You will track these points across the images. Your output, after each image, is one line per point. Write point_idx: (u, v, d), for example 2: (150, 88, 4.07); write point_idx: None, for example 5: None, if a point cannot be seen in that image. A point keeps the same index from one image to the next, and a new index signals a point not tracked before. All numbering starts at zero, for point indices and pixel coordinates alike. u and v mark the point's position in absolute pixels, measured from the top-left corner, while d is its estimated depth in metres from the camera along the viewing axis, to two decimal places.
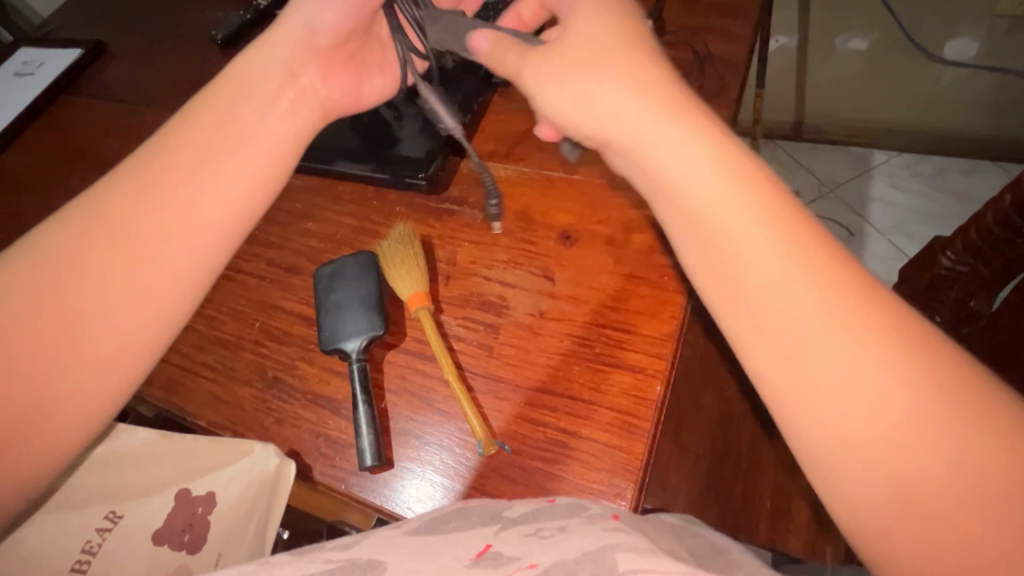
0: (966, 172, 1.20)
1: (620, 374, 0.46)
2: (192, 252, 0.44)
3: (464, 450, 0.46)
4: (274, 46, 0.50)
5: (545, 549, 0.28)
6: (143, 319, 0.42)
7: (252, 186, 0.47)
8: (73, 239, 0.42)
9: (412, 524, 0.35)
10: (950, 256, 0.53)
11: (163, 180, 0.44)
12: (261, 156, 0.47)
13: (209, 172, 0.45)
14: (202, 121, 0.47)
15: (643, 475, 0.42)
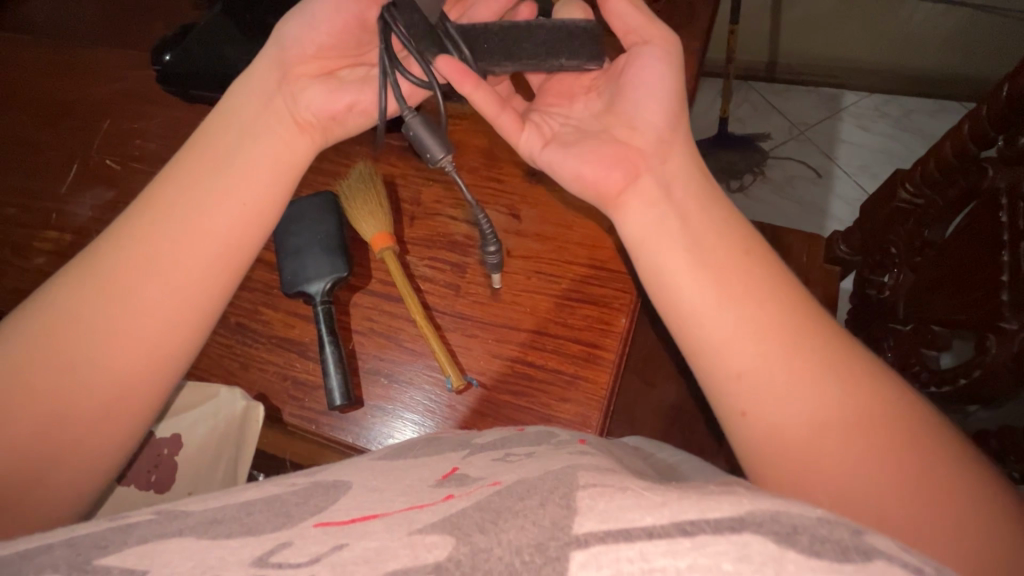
0: (931, 112, 1.22)
1: (586, 309, 0.46)
2: (192, 285, 0.41)
3: (434, 387, 0.46)
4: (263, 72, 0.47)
5: (506, 469, 0.29)
6: (146, 362, 0.40)
7: (253, 216, 0.44)
8: (78, 293, 0.39)
9: (382, 453, 0.37)
10: (909, 189, 0.55)
11: (160, 220, 0.42)
12: (247, 178, 0.44)
13: (200, 199, 0.42)
14: (200, 153, 0.44)
15: (608, 404, 0.44)
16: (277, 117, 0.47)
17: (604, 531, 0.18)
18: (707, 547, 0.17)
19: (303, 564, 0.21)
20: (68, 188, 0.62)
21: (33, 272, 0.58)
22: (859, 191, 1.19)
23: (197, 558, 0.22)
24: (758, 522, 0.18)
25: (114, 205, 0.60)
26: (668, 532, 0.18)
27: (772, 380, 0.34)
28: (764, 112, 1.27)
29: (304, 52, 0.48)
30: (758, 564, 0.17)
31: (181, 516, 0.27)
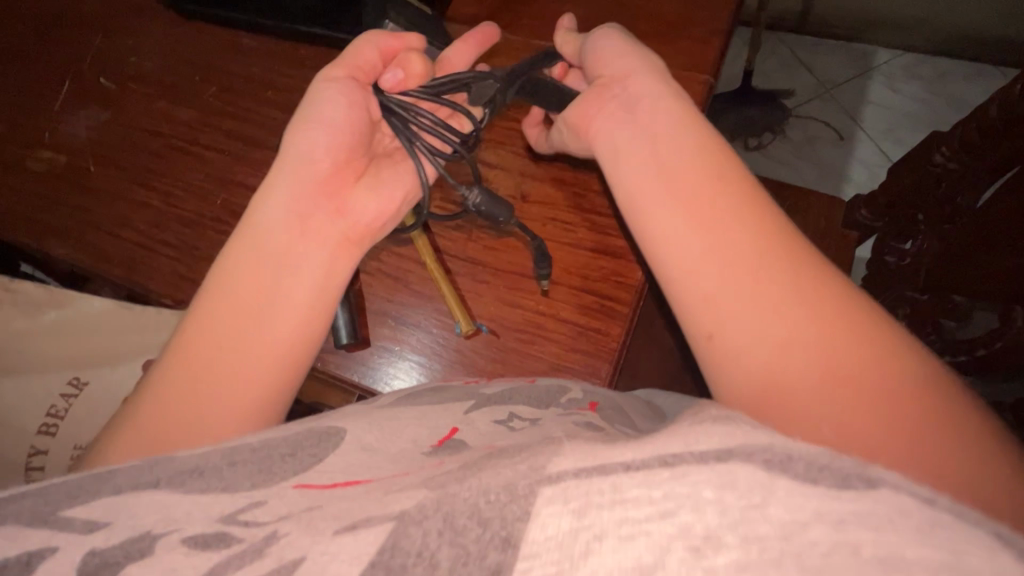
0: (966, 76, 1.15)
1: (598, 260, 0.45)
2: (274, 390, 0.36)
3: (442, 330, 0.46)
4: (279, 171, 0.40)
5: (507, 437, 0.28)
6: (270, 400, 0.36)
7: (311, 320, 0.38)
8: (202, 347, 0.36)
9: (385, 400, 0.37)
10: (943, 154, 0.53)
11: (224, 337, 0.36)
12: (340, 221, 0.41)
13: (301, 240, 0.39)
14: (286, 199, 0.39)
15: (619, 357, 0.43)
16: (354, 174, 0.42)
17: (577, 469, 0.19)
18: (683, 478, 0.18)
19: (267, 523, 0.22)
20: (61, 106, 0.59)
21: (27, 193, 0.56)
22: (881, 155, 1.15)
23: (169, 515, 0.23)
24: (747, 449, 0.18)
25: (110, 126, 0.57)
26: (646, 464, 0.19)
27: (763, 296, 0.31)
28: (790, 66, 1.21)
29: (329, 157, 0.41)
30: (742, 490, 0.17)
31: (165, 461, 0.27)
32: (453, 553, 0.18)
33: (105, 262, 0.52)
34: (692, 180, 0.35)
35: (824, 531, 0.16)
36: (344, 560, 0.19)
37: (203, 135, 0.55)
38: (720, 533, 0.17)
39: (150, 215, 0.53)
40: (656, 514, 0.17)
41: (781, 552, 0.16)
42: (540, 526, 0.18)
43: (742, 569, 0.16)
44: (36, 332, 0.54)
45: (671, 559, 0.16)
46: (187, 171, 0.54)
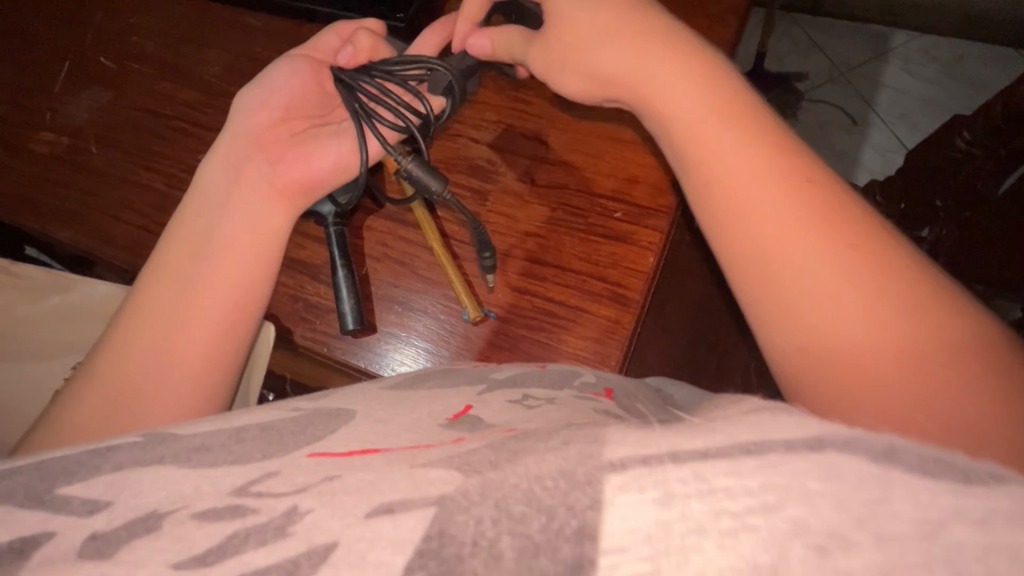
0: (986, 59, 1.12)
1: (607, 245, 0.44)
2: (222, 322, 0.40)
3: (449, 317, 0.45)
4: (222, 137, 0.46)
5: (523, 417, 0.28)
6: (217, 325, 0.40)
7: (253, 260, 0.42)
8: (154, 281, 0.40)
9: (395, 381, 0.37)
10: (965, 138, 0.50)
11: (175, 275, 0.40)
12: (227, 176, 0.44)
13: (224, 192, 0.43)
14: (212, 164, 0.45)
15: (628, 344, 0.43)
16: (241, 130, 0.45)
17: (643, 455, 0.18)
18: (780, 466, 0.16)
19: (287, 494, 0.21)
20: (62, 86, 0.58)
21: (30, 176, 0.55)
22: (895, 141, 1.13)
23: (173, 492, 0.23)
24: (844, 442, 0.17)
25: (112, 107, 0.56)
26: (725, 452, 0.17)
27: (814, 281, 0.29)
28: (804, 48, 1.18)
29: (269, 116, 0.46)
30: (855, 484, 0.16)
31: (174, 440, 0.27)
32: (518, 543, 0.17)
33: (108, 246, 0.52)
34: (728, 163, 0.33)
35: (967, 531, 0.15)
36: (385, 547, 0.18)
37: (205, 116, 0.54)
38: (847, 531, 0.15)
39: (154, 197, 0.53)
40: (760, 508, 0.16)
41: (929, 555, 0.14)
42: (620, 518, 0.16)
43: (884, 573, 0.14)
44: (40, 316, 0.54)
45: (793, 562, 0.15)
46: (190, 154, 0.53)
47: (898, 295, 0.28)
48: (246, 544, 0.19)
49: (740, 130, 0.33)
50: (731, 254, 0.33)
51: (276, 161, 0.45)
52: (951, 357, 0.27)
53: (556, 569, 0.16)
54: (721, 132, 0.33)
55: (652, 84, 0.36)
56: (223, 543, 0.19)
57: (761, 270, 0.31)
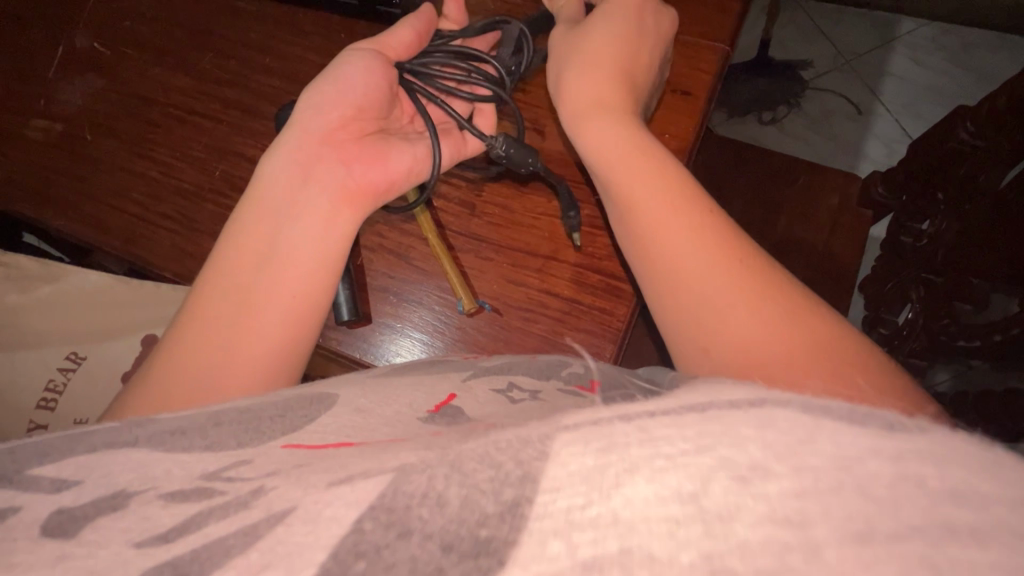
0: (996, 47, 1.10)
1: (603, 237, 0.44)
2: (287, 328, 0.38)
3: (444, 308, 0.45)
4: (291, 128, 0.43)
5: (505, 410, 0.28)
6: (288, 329, 0.38)
7: (317, 266, 0.40)
8: (225, 278, 0.38)
9: (383, 369, 0.38)
10: (969, 129, 0.52)
11: (240, 280, 0.38)
12: (300, 166, 0.41)
13: (299, 186, 0.41)
14: (283, 155, 0.42)
15: (624, 336, 0.43)
16: (313, 123, 0.43)
17: (595, 418, 0.19)
18: (717, 419, 0.18)
19: (257, 477, 0.22)
20: (55, 72, 0.57)
21: (24, 162, 0.55)
22: (899, 130, 1.11)
23: (143, 475, 0.24)
24: (780, 399, 0.18)
25: (105, 94, 0.56)
26: (673, 412, 0.18)
27: (704, 280, 0.31)
28: (810, 36, 1.16)
29: (342, 111, 0.43)
30: (784, 428, 0.17)
31: (144, 424, 0.28)
32: (463, 493, 0.18)
33: (102, 234, 0.52)
34: (637, 168, 0.36)
35: (882, 464, 0.16)
36: (340, 506, 0.19)
37: (199, 103, 0.54)
38: (768, 462, 0.16)
39: (148, 185, 0.52)
40: (693, 449, 0.17)
41: (839, 480, 0.15)
42: (561, 463, 0.17)
43: (797, 495, 0.15)
44: (34, 305, 0.54)
45: (715, 488, 0.16)
46: (184, 141, 0.53)
47: (778, 299, 0.30)
48: (206, 522, 0.20)
49: (646, 151, 0.36)
50: (647, 274, 0.34)
51: (347, 162, 0.42)
52: (823, 352, 0.27)
53: (495, 507, 0.17)
54: (640, 156, 0.36)
55: (593, 118, 0.39)
56: (188, 521, 0.20)
57: (673, 283, 0.32)
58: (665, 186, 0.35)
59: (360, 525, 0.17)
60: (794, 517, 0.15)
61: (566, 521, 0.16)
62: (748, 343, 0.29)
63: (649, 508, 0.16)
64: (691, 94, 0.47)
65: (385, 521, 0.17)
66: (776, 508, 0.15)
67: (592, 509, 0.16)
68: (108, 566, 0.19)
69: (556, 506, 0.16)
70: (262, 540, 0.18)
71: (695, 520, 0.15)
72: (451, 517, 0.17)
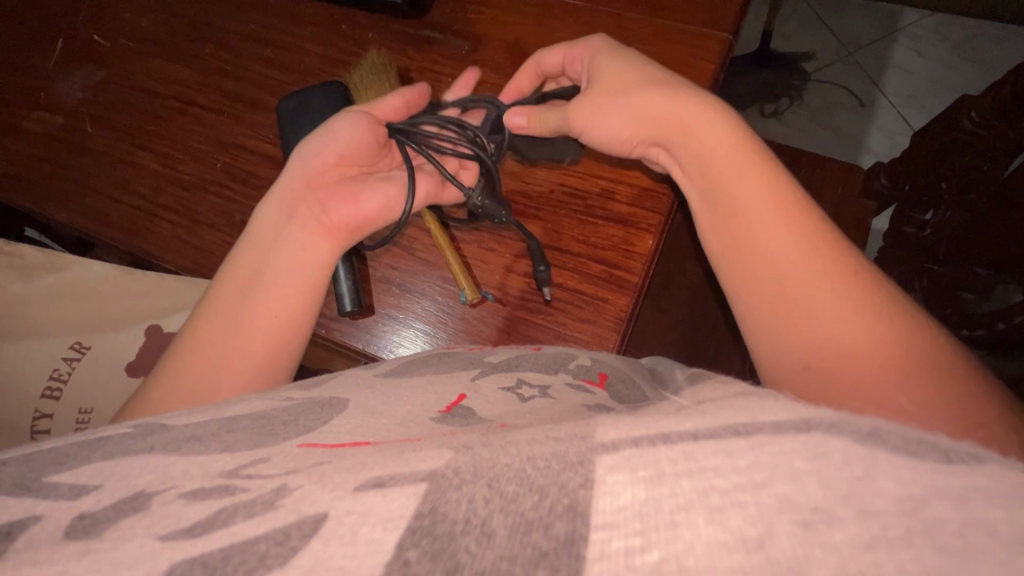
0: (999, 38, 1.09)
1: (607, 228, 0.44)
2: (262, 362, 0.39)
3: (447, 299, 0.45)
4: (280, 177, 0.44)
5: (514, 412, 0.28)
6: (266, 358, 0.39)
7: (292, 302, 0.40)
8: (213, 310, 0.40)
9: (389, 367, 0.38)
10: (972, 118, 0.51)
11: (221, 311, 0.40)
12: (285, 208, 0.42)
13: (284, 225, 0.42)
14: (272, 197, 0.43)
15: (626, 326, 0.43)
16: (300, 166, 0.43)
17: (635, 438, 0.19)
18: (767, 447, 0.17)
19: (279, 475, 0.23)
20: (55, 64, 0.57)
21: (25, 155, 0.55)
22: (902, 122, 1.11)
23: (162, 475, 0.24)
24: (829, 422, 0.18)
25: (106, 85, 0.56)
26: (716, 434, 0.18)
27: (807, 300, 0.31)
28: (812, 27, 1.16)
29: (327, 160, 0.44)
30: (838, 463, 0.16)
31: (157, 432, 0.28)
32: (510, 523, 0.17)
33: (104, 226, 0.52)
34: (736, 180, 0.35)
35: (948, 506, 0.14)
36: (378, 522, 0.18)
37: (200, 95, 0.53)
38: (833, 507, 0.15)
39: (150, 178, 0.52)
40: (747, 485, 0.16)
41: (908, 528, 0.14)
42: (611, 496, 0.17)
43: (867, 547, 0.14)
44: (37, 296, 0.54)
45: (779, 534, 0.15)
46: (185, 133, 0.53)
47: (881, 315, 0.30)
48: (235, 517, 0.20)
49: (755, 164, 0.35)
50: (744, 265, 0.34)
51: (328, 205, 0.43)
52: (914, 369, 0.28)
53: (549, 544, 0.16)
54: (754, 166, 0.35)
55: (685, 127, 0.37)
56: (211, 517, 0.20)
57: (777, 293, 0.33)
58: (778, 199, 0.34)
59: (405, 556, 0.16)
60: (868, 569, 0.13)
61: (624, 565, 0.15)
62: (853, 353, 0.29)
63: (714, 554, 0.15)
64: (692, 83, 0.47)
65: (429, 550, 0.17)
66: (847, 560, 0.14)
67: (653, 553, 0.15)
68: (132, 557, 0.18)
69: (612, 547, 0.16)
70: (298, 557, 0.17)
71: (765, 569, 0.14)
72: (502, 553, 0.16)
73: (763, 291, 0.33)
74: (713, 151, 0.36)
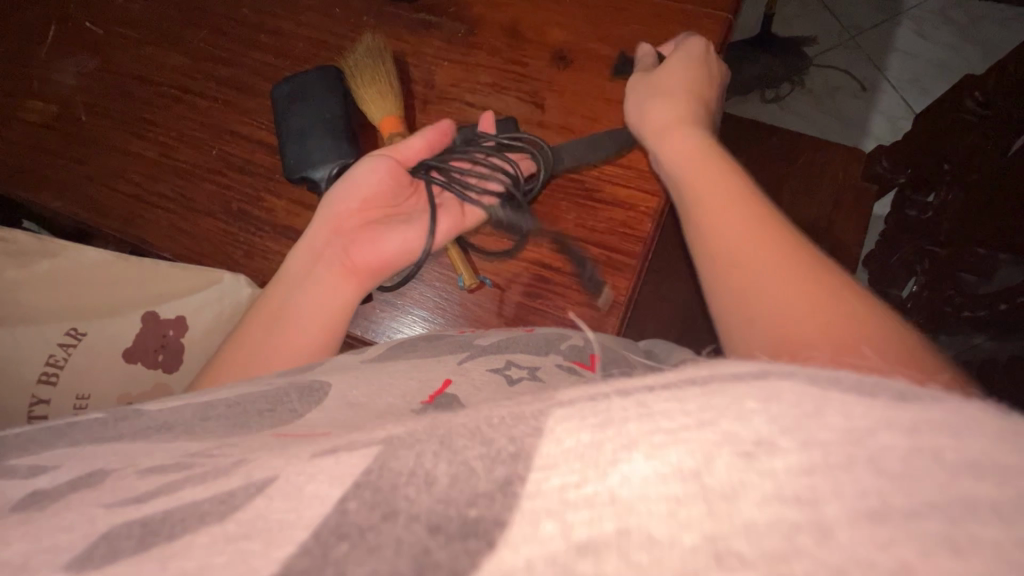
0: (1004, 20, 1.08)
1: (605, 211, 0.44)
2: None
3: (445, 285, 0.45)
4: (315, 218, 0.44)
5: (504, 389, 0.28)
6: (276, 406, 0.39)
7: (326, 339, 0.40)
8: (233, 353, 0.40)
9: (377, 351, 0.38)
10: (977, 99, 0.51)
11: (252, 347, 0.40)
12: (311, 255, 0.42)
13: (307, 273, 0.42)
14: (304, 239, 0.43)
15: (625, 310, 0.43)
16: (330, 209, 0.43)
17: (592, 394, 0.19)
18: (720, 392, 0.17)
19: (245, 448, 0.24)
20: (47, 52, 0.57)
21: (18, 144, 0.55)
22: (905, 107, 1.09)
23: (118, 457, 0.26)
24: (785, 372, 0.18)
25: (98, 73, 0.55)
26: (673, 385, 0.18)
27: (742, 268, 0.30)
28: (814, 11, 1.14)
29: (354, 207, 0.43)
30: (791, 403, 0.16)
31: (132, 417, 0.30)
32: (453, 470, 0.18)
33: (101, 217, 0.51)
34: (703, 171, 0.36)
35: (895, 435, 0.15)
36: (322, 480, 0.19)
37: (192, 82, 0.53)
38: (774, 437, 0.16)
39: (143, 166, 0.52)
40: (692, 425, 0.16)
41: (850, 455, 0.15)
42: (556, 440, 0.17)
43: (806, 472, 0.15)
44: (28, 283, 0.54)
45: (719, 464, 0.15)
46: (178, 120, 0.52)
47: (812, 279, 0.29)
48: (185, 484, 0.21)
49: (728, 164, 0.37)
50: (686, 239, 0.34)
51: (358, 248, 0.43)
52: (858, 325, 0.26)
53: (488, 485, 0.17)
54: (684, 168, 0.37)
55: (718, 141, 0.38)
56: (161, 487, 0.22)
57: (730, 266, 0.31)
58: (718, 185, 0.35)
59: (345, 506, 0.18)
60: (805, 493, 0.15)
61: (559, 500, 0.16)
62: (823, 333, 0.25)
63: (648, 487, 0.15)
64: None
65: (369, 500, 0.18)
66: (783, 486, 0.15)
67: (587, 487, 0.16)
68: (81, 523, 0.20)
69: (547, 486, 0.16)
70: (239, 512, 0.19)
71: (697, 497, 0.15)
72: (439, 496, 0.17)
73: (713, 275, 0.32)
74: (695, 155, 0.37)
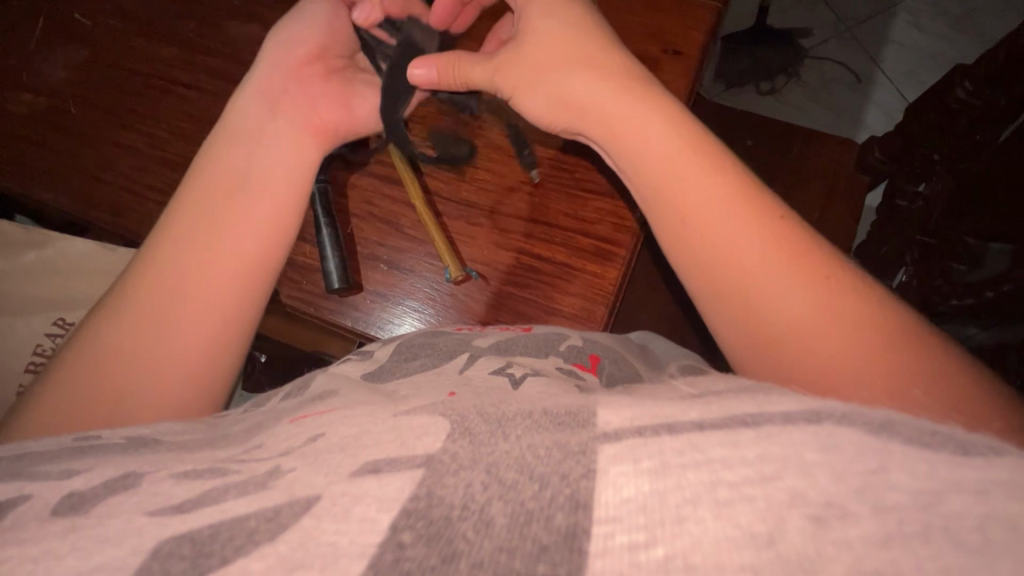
0: (998, 13, 1.08)
1: (596, 202, 0.44)
2: (249, 264, 0.36)
3: (433, 276, 0.46)
4: (259, 62, 0.41)
5: (508, 390, 0.28)
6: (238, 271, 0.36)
7: (286, 203, 0.38)
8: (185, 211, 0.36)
9: (381, 354, 0.38)
10: (966, 88, 0.52)
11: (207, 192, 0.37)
12: (263, 98, 0.40)
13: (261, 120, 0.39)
14: (253, 87, 0.40)
15: (615, 300, 0.43)
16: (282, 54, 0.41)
17: (638, 428, 0.19)
18: (775, 438, 0.17)
19: (270, 458, 0.24)
20: (37, 43, 0.56)
21: (8, 136, 0.54)
22: (900, 99, 1.09)
23: (151, 460, 0.25)
24: (839, 416, 0.18)
25: (89, 65, 0.55)
26: (723, 425, 0.19)
27: (774, 300, 0.29)
28: (810, 3, 1.14)
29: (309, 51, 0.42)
30: (851, 455, 0.16)
31: (151, 443, 0.28)
32: (510, 512, 0.17)
33: (92, 209, 0.51)
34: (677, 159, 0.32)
35: (968, 501, 0.15)
36: (371, 504, 0.18)
37: (184, 74, 0.53)
38: (846, 502, 0.15)
39: (135, 158, 0.52)
40: (757, 478, 0.16)
41: (925, 523, 0.14)
42: (615, 487, 0.17)
43: (883, 544, 0.14)
44: (18, 272, 0.54)
45: (791, 532, 0.15)
46: (171, 113, 0.52)
47: (839, 300, 0.28)
48: (226, 495, 0.21)
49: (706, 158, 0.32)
50: (693, 264, 0.32)
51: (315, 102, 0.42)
52: (886, 338, 0.27)
53: (550, 537, 0.16)
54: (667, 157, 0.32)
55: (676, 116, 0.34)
56: (201, 496, 0.21)
57: (731, 284, 0.30)
58: (717, 188, 0.31)
59: (400, 539, 0.16)
60: (886, 567, 0.13)
61: (628, 561, 0.15)
62: (860, 367, 0.26)
63: (721, 552, 0.15)
64: (682, 53, 0.46)
65: (424, 534, 0.17)
66: (862, 558, 0.14)
67: (658, 549, 0.15)
68: (125, 533, 0.19)
69: (615, 541, 0.16)
70: (291, 531, 0.18)
71: (776, 566, 0.14)
72: (502, 543, 0.16)
73: (723, 304, 0.31)
74: (658, 140, 0.33)
